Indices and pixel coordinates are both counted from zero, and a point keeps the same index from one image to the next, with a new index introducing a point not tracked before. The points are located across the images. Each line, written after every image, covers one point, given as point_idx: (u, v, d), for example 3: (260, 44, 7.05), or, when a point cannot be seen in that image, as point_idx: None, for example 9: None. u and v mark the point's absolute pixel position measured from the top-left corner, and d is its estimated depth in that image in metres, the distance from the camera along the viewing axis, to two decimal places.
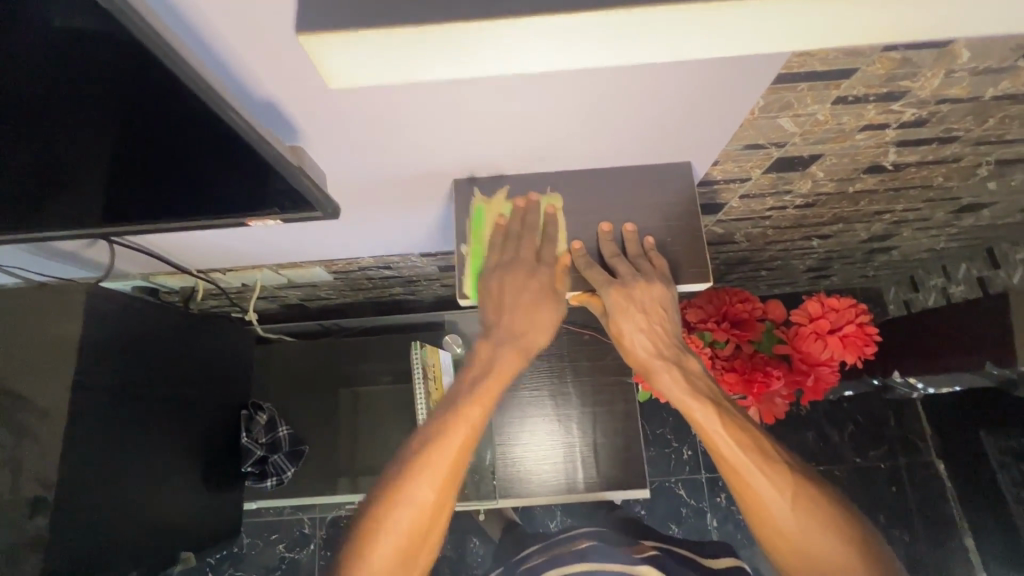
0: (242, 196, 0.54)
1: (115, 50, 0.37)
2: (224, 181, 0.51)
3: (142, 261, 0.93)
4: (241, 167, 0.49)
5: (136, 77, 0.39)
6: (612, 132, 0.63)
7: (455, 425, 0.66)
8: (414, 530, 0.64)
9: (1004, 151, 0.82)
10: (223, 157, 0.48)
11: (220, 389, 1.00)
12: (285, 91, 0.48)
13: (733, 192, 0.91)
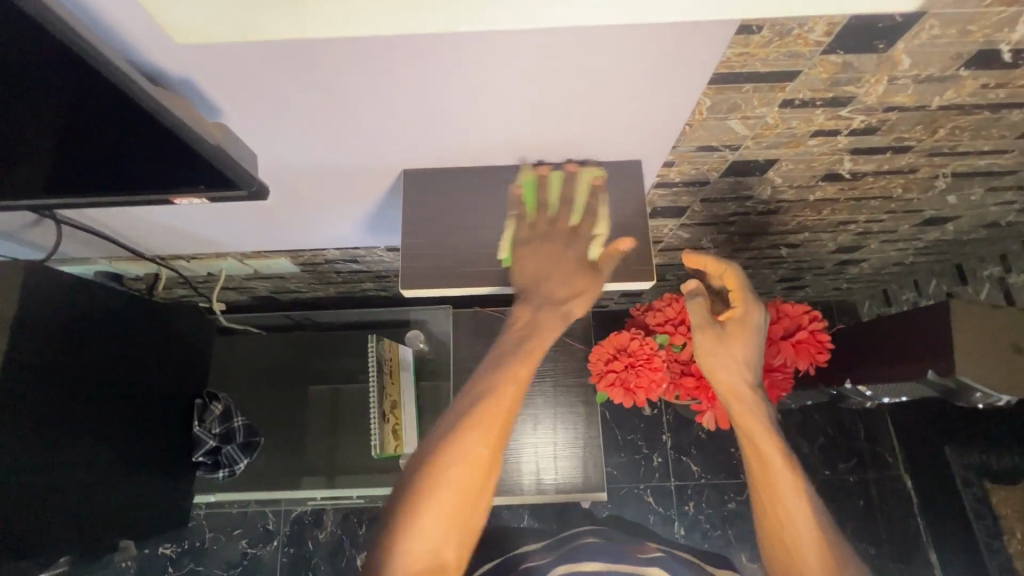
0: (164, 175, 0.52)
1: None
2: (142, 159, 0.50)
3: (94, 243, 0.92)
4: (154, 143, 0.48)
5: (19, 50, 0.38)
6: (551, 118, 0.62)
7: (503, 400, 0.62)
8: (461, 505, 0.59)
9: (958, 164, 0.82)
10: (133, 132, 0.47)
11: (172, 376, 0.98)
12: (195, 57, 0.48)
13: (693, 196, 0.91)
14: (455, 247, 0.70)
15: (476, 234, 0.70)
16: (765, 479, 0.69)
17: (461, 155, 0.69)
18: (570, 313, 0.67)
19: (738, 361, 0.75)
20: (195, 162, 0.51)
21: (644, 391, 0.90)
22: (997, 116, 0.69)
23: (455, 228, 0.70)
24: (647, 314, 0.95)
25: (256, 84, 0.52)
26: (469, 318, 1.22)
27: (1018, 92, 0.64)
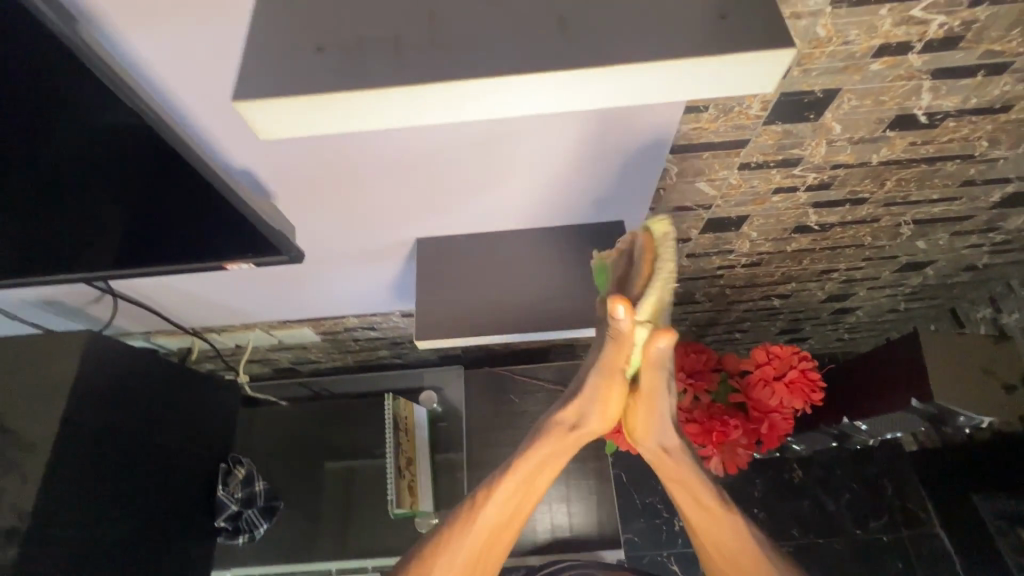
0: (220, 240, 0.64)
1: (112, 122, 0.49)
2: (204, 226, 0.62)
3: (142, 315, 1.03)
4: (215, 211, 0.61)
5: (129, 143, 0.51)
6: (543, 189, 0.72)
7: (525, 483, 0.60)
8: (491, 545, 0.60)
9: (915, 211, 0.91)
10: (202, 204, 0.60)
11: (200, 440, 1.03)
12: (254, 148, 0.61)
13: (679, 252, 1.00)
14: (461, 301, 0.78)
15: (478, 288, 0.79)
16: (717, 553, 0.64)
17: (462, 225, 0.80)
18: (584, 430, 0.60)
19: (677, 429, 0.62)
20: (246, 228, 0.63)
21: None
22: (935, 167, 0.79)
23: (460, 284, 0.79)
24: None
25: (295, 168, 0.65)
26: (480, 378, 1.28)
27: (945, 146, 0.74)
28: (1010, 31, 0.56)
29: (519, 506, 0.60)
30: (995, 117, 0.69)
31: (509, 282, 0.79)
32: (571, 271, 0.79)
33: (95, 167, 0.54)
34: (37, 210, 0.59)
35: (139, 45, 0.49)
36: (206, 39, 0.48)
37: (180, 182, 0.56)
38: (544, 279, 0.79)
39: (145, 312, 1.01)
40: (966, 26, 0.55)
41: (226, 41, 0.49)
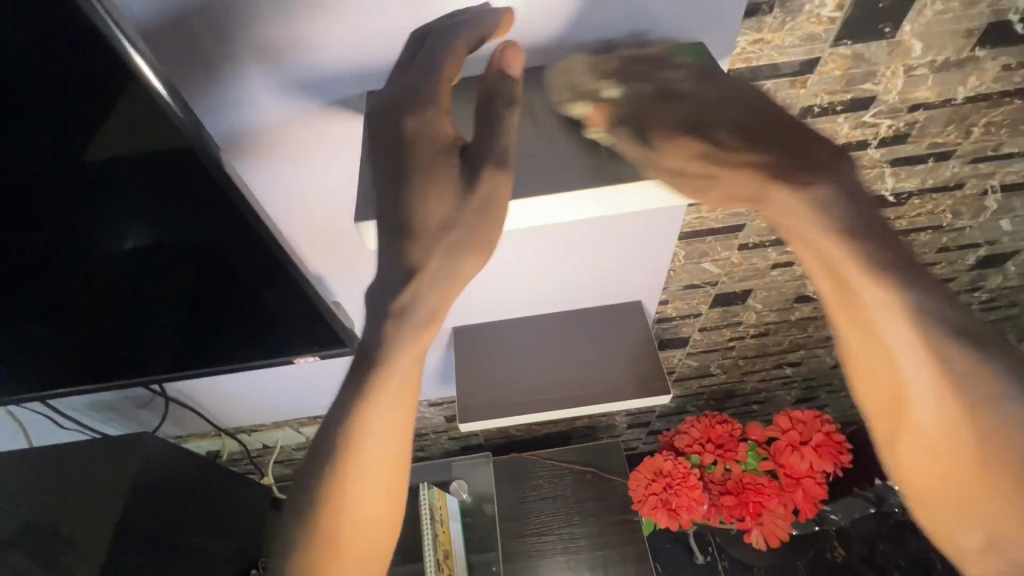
0: (295, 333, 0.75)
1: (235, 241, 0.62)
2: (282, 322, 0.73)
3: (184, 416, 1.07)
4: (295, 310, 0.72)
5: (241, 257, 0.65)
6: (569, 279, 0.81)
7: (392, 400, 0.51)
8: (388, 477, 0.53)
9: None
10: (285, 303, 0.71)
11: (242, 541, 1.01)
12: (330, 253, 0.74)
13: (691, 327, 1.07)
14: (501, 383, 0.84)
15: (517, 371, 0.85)
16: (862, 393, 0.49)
17: (496, 314, 0.88)
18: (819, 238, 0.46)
19: (902, 343, 0.44)
20: (322, 326, 0.74)
21: (686, 510, 0.95)
22: (910, 237, 0.89)
23: (500, 367, 0.85)
24: (675, 437, 1.03)
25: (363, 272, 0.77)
26: (507, 465, 1.28)
27: (916, 219, 0.85)
28: (945, 128, 0.69)
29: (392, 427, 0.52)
30: (952, 194, 0.81)
31: (543, 364, 0.86)
32: (598, 349, 0.86)
33: (203, 276, 0.68)
34: (114, 326, 0.73)
35: (266, 180, 0.63)
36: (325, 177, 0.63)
37: (274, 287, 0.69)
38: (575, 359, 0.86)
39: (188, 413, 1.05)
40: (910, 126, 0.68)
41: (341, 167, 0.62)
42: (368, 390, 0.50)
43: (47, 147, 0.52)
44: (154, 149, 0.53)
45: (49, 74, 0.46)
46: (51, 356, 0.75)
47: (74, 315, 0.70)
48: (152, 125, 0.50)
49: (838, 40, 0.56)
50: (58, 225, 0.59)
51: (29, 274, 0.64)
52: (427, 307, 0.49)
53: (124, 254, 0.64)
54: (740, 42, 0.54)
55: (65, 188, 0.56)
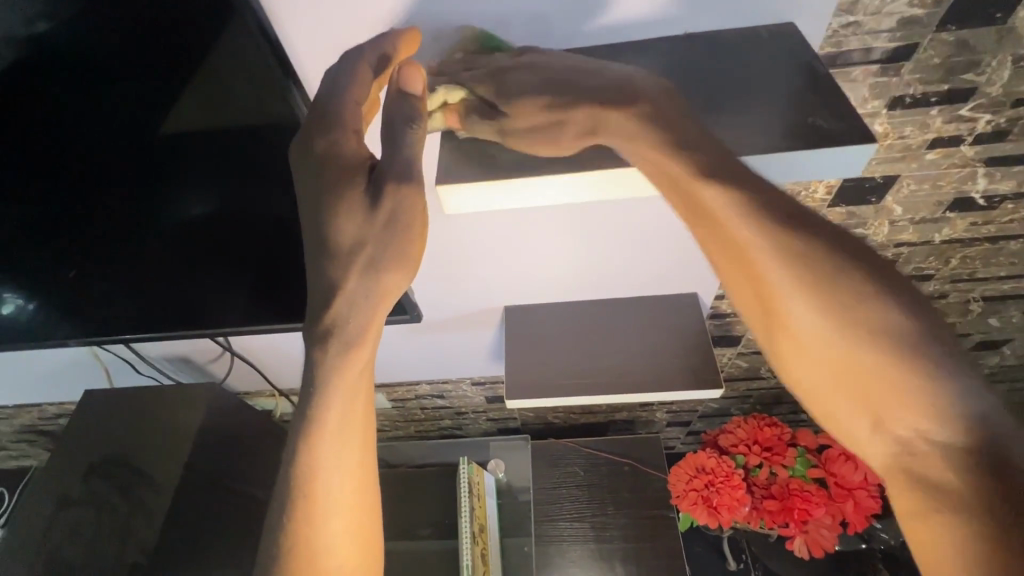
0: None
1: (287, 193, 0.67)
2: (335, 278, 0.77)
3: (245, 373, 1.13)
4: None
5: (293, 208, 0.69)
6: (625, 263, 0.81)
7: (347, 386, 0.45)
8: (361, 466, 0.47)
9: (985, 287, 0.93)
10: None
11: None
12: None
13: (746, 325, 1.04)
14: (550, 364, 0.85)
15: (567, 354, 0.85)
16: (772, 338, 0.43)
17: (548, 296, 0.89)
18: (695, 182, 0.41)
19: (798, 301, 0.40)
20: None
21: (727, 509, 0.93)
22: (998, 245, 0.83)
23: (549, 349, 0.86)
24: (719, 436, 1.01)
25: None
26: (544, 450, 1.29)
27: (1006, 226, 0.79)
28: None
29: (352, 415, 0.46)
30: None
31: (595, 349, 0.85)
32: (649, 337, 0.85)
33: (260, 234, 0.72)
34: (188, 284, 0.79)
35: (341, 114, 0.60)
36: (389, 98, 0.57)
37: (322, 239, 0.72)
38: (624, 346, 0.85)
39: (249, 370, 1.12)
40: (1012, 123, 0.63)
41: None
42: (310, 428, 0.45)
43: (141, 110, 0.59)
44: (211, 109, 0.58)
45: (152, 40, 0.53)
46: (132, 311, 0.82)
47: (155, 272, 0.77)
48: (233, 85, 0.56)
49: (942, 25, 0.52)
50: (144, 188, 0.67)
51: (121, 230, 0.71)
52: (355, 323, 0.44)
53: (200, 215, 0.70)
54: (833, 24, 0.52)
55: (138, 151, 0.63)
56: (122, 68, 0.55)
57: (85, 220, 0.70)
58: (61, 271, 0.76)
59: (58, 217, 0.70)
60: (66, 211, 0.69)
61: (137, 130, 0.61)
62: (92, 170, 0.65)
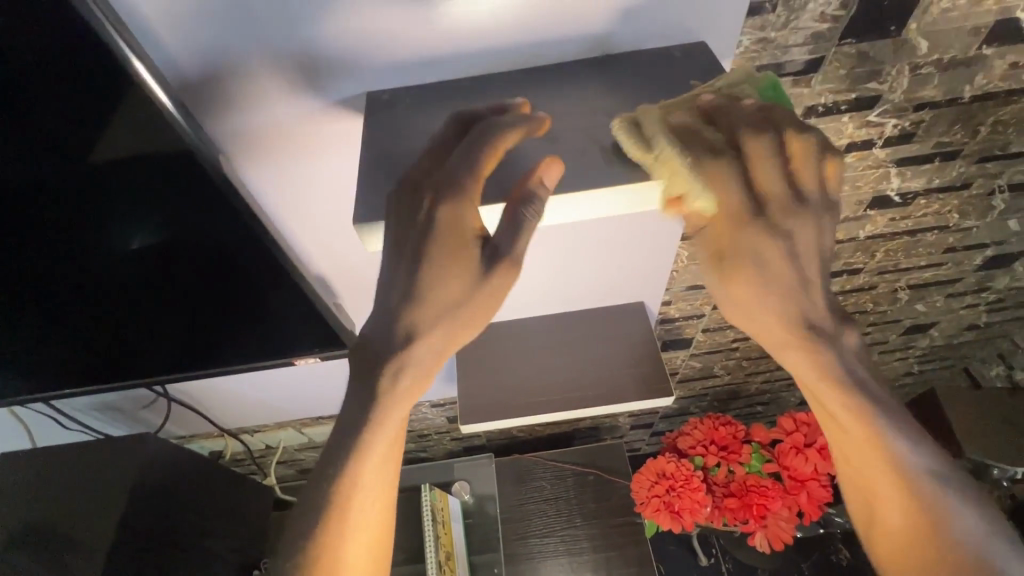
0: (304, 328, 0.71)
1: (224, 230, 0.59)
2: (290, 315, 0.69)
3: (187, 415, 1.07)
4: (294, 304, 0.68)
5: (234, 247, 0.61)
6: (570, 278, 0.81)
7: (398, 416, 0.51)
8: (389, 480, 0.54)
9: (909, 276, 0.98)
10: (287, 294, 0.66)
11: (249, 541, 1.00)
12: (320, 259, 0.73)
13: (695, 328, 1.06)
14: (505, 384, 0.84)
15: (521, 371, 0.85)
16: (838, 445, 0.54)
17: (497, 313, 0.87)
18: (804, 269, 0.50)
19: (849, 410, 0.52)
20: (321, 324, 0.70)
21: (689, 513, 0.94)
22: (915, 238, 0.88)
23: (504, 366, 0.86)
24: (678, 439, 1.03)
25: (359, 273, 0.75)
26: (509, 467, 1.27)
27: (922, 220, 0.84)
28: (951, 127, 0.68)
29: (396, 438, 0.53)
30: (959, 194, 0.80)
31: (547, 365, 0.85)
32: (602, 349, 0.86)
33: (197, 272, 0.65)
34: (125, 328, 0.71)
35: (271, 182, 0.61)
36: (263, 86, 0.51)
37: (268, 276, 0.64)
38: (577, 360, 0.85)
39: (190, 413, 1.06)
40: (916, 126, 0.67)
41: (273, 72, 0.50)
42: (360, 443, 0.50)
43: (43, 142, 0.50)
44: (126, 135, 0.50)
45: (48, 67, 0.44)
46: (52, 363, 0.73)
47: (86, 318, 0.69)
48: (145, 117, 0.48)
49: (842, 39, 0.55)
50: (56, 228, 0.58)
51: (42, 277, 0.63)
52: (423, 360, 0.49)
53: (132, 254, 0.62)
54: (742, 40, 0.54)
55: (42, 189, 0.54)
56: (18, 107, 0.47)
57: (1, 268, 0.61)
58: None
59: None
60: None
61: (46, 170, 0.52)
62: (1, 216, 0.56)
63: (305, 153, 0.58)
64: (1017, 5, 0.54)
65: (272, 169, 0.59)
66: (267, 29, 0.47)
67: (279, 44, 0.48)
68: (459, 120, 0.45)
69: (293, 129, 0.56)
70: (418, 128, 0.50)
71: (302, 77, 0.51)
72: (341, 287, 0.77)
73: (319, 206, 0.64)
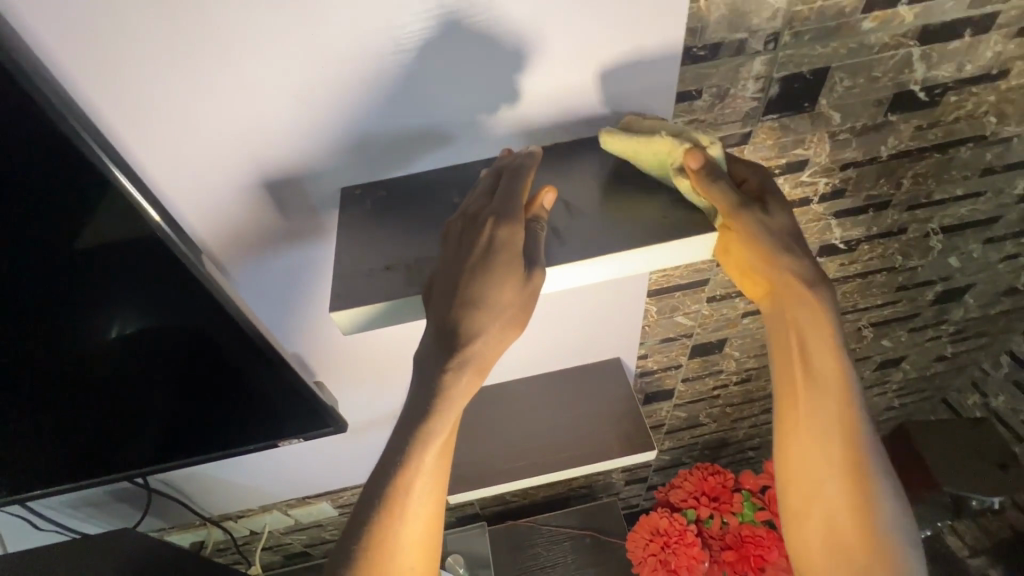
0: (292, 410, 0.72)
1: (209, 323, 0.61)
2: (276, 397, 0.70)
3: (166, 505, 1.04)
4: (279, 386, 0.69)
5: (219, 338, 0.62)
6: (546, 340, 0.84)
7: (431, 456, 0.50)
8: (429, 519, 0.54)
9: (872, 314, 1.04)
10: (275, 375, 0.67)
11: None
12: (297, 342, 0.74)
13: (674, 378, 1.09)
14: (491, 451, 0.85)
15: (507, 435, 0.87)
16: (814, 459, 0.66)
17: None
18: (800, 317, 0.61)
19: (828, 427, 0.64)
20: (308, 402, 0.71)
21: (686, 570, 0.92)
22: (868, 279, 0.94)
23: (490, 430, 0.87)
24: (670, 493, 1.04)
25: (340, 350, 0.77)
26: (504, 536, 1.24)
27: (871, 263, 0.90)
28: (877, 182, 0.75)
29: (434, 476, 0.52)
30: (898, 238, 0.86)
31: (533, 427, 0.86)
32: (583, 406, 0.87)
33: (182, 365, 0.66)
34: (102, 418, 0.69)
35: (247, 267, 0.63)
36: (236, 183, 0.56)
37: (254, 360, 0.65)
38: (560, 420, 0.87)
39: (170, 503, 1.03)
40: (845, 182, 0.73)
41: (246, 169, 0.55)
42: (395, 486, 0.50)
43: (30, 257, 0.52)
44: (106, 242, 0.52)
45: (27, 187, 0.47)
46: (27, 468, 0.72)
47: (47, 417, 0.67)
48: (126, 223, 0.51)
49: (764, 115, 0.62)
50: (32, 338, 0.58)
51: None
52: (448, 409, 0.48)
53: (104, 353, 0.62)
54: (676, 122, 0.60)
55: (24, 303, 0.55)
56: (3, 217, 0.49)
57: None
58: None
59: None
60: None
61: (28, 284, 0.54)
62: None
63: (278, 242, 0.62)
64: (909, 80, 0.62)
65: (246, 256, 0.62)
66: (243, 135, 0.52)
67: (252, 146, 0.53)
68: (477, 221, 0.46)
69: (270, 220, 0.60)
70: (388, 219, 0.54)
71: (276, 177, 0.56)
72: (324, 363, 0.79)
73: (296, 289, 0.67)
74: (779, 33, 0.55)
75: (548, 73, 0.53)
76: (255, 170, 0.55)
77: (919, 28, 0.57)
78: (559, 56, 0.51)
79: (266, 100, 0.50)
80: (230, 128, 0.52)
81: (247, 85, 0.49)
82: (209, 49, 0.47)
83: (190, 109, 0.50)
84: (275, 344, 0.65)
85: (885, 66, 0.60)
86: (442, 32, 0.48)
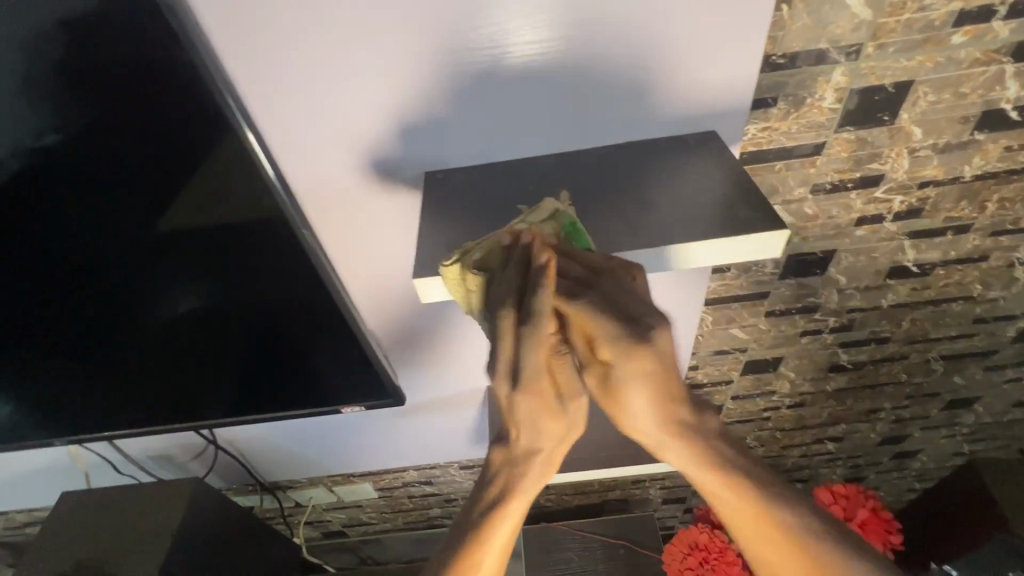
0: (356, 378, 0.77)
1: (296, 288, 0.66)
2: (344, 365, 0.75)
3: (227, 466, 1.12)
4: (351, 355, 0.74)
5: (302, 303, 0.68)
6: None
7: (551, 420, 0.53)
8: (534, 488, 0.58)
9: (942, 347, 0.99)
10: (348, 344, 0.72)
11: None
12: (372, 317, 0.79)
13: (723, 394, 1.07)
14: None
15: None
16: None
17: None
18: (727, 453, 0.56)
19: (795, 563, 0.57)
20: (375, 372, 0.76)
21: None
22: (941, 307, 0.89)
23: None
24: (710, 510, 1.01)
25: (407, 329, 0.82)
26: (537, 536, 1.25)
27: (945, 290, 0.86)
28: (958, 203, 0.72)
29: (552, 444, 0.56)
30: (978, 265, 0.82)
31: None
32: None
33: (260, 329, 0.71)
34: (189, 369, 0.76)
35: (339, 240, 0.69)
36: (345, 159, 0.61)
37: (331, 327, 0.70)
38: None
39: (230, 463, 1.11)
40: (923, 202, 0.72)
41: (355, 148, 0.60)
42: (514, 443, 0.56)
43: (141, 216, 0.59)
44: (219, 207, 0.58)
45: (158, 151, 0.54)
46: (120, 410, 0.80)
47: (143, 363, 0.75)
48: (240, 190, 0.57)
49: (840, 127, 0.62)
50: (140, 290, 0.66)
51: (106, 322, 0.69)
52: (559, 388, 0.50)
53: (193, 310, 0.69)
54: (749, 129, 0.61)
55: (137, 257, 0.63)
56: (134, 176, 0.56)
57: (68, 306, 0.67)
58: (50, 371, 0.74)
59: (25, 294, 0.66)
60: (52, 315, 0.68)
61: (141, 240, 0.61)
62: (83, 260, 0.63)
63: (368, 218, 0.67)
64: (1000, 98, 0.60)
65: (341, 230, 0.68)
66: (357, 115, 0.58)
67: (362, 126, 0.58)
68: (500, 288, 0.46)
69: (368, 198, 0.65)
70: (464, 203, 0.58)
71: (380, 156, 0.61)
72: (391, 341, 0.84)
73: (379, 265, 0.72)
74: (862, 44, 0.55)
75: (636, 73, 0.55)
76: (362, 149, 0.60)
77: (1012, 44, 0.56)
78: (649, 57, 0.54)
79: (382, 86, 0.56)
80: (341, 106, 0.57)
81: (360, 69, 0.54)
82: (341, 36, 0.52)
83: (315, 89, 0.56)
84: (354, 314, 0.70)
85: (974, 83, 0.59)
86: (541, 28, 0.52)
